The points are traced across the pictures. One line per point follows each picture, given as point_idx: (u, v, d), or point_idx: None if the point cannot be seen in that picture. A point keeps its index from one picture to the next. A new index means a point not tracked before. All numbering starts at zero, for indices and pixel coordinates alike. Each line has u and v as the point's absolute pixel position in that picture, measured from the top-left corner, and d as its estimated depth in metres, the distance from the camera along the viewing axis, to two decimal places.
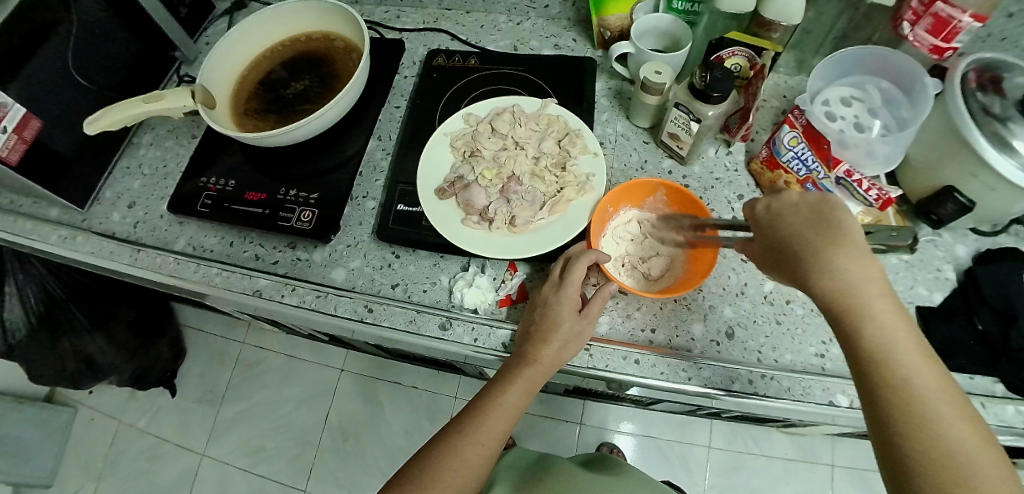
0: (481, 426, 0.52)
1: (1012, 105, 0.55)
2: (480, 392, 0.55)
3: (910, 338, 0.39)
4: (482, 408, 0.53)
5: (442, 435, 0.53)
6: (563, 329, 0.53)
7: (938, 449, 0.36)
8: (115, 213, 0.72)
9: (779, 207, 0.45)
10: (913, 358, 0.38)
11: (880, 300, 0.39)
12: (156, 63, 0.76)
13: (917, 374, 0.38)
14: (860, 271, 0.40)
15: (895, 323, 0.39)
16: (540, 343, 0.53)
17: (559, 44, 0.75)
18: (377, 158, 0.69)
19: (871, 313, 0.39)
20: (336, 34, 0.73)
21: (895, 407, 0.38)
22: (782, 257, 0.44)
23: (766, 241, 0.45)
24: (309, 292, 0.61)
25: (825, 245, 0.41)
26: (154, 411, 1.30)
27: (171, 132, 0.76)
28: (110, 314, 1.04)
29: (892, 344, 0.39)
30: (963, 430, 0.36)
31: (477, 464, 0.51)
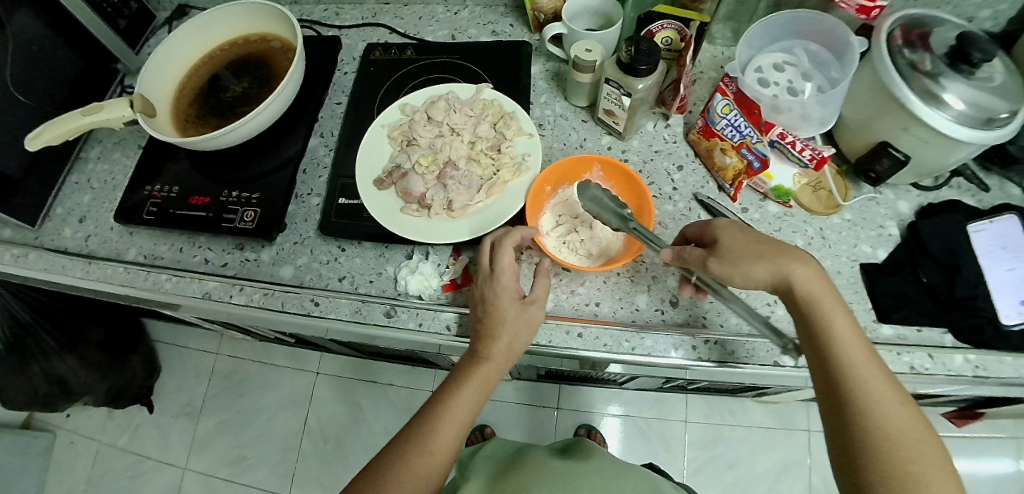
0: (435, 428, 0.50)
1: (939, 60, 0.57)
2: (433, 395, 0.53)
3: (859, 335, 0.45)
4: (435, 409, 0.52)
5: (401, 436, 0.51)
6: (514, 317, 0.52)
7: (883, 426, 0.41)
8: (66, 230, 0.71)
9: (736, 223, 0.51)
10: (863, 352, 0.44)
11: (835, 302, 0.46)
12: (98, 76, 0.75)
13: (868, 366, 0.43)
14: (818, 277, 0.47)
15: (845, 320, 0.46)
16: (493, 333, 0.52)
17: (496, 30, 0.76)
18: (320, 154, 0.69)
19: (831, 310, 0.45)
20: (272, 35, 0.74)
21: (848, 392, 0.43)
22: (751, 259, 0.48)
23: (733, 243, 0.49)
24: (256, 290, 0.61)
25: (786, 249, 0.48)
26: (136, 429, 1.30)
27: (118, 145, 0.75)
28: (79, 335, 1.04)
29: (845, 337, 0.45)
30: (905, 415, 0.41)
31: (436, 468, 0.49)
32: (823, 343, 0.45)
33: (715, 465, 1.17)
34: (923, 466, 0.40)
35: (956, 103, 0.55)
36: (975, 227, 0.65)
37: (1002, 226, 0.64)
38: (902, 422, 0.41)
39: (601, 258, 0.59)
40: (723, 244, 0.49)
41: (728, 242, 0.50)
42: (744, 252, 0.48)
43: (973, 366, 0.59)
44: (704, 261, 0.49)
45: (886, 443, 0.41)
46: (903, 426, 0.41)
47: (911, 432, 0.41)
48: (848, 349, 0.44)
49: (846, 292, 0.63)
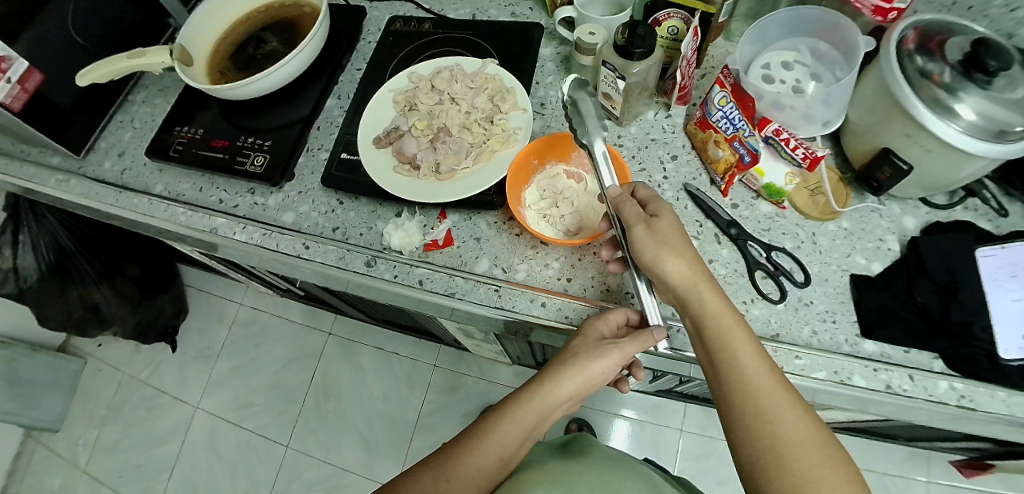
0: (479, 446, 0.53)
1: (953, 66, 0.53)
2: (483, 417, 0.56)
3: (755, 348, 0.46)
4: (483, 428, 0.54)
5: (454, 443, 0.55)
6: (601, 362, 0.51)
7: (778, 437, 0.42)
8: (107, 162, 0.78)
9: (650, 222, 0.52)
10: (758, 365, 0.45)
11: (731, 315, 0.47)
12: (151, 27, 0.83)
13: (762, 380, 0.44)
14: (713, 287, 0.48)
15: (738, 329, 0.46)
16: (571, 372, 0.53)
17: (515, 12, 0.78)
18: (335, 115, 0.74)
19: (725, 323, 0.46)
20: (305, 2, 0.79)
21: (742, 411, 0.44)
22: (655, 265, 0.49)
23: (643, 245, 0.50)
24: (257, 230, 0.66)
25: (685, 258, 0.49)
26: (160, 364, 1.41)
27: (162, 91, 0.83)
28: (115, 268, 1.14)
29: (740, 347, 0.46)
30: (799, 428, 0.42)
31: (477, 485, 0.52)
32: (719, 359, 0.46)
33: (705, 479, 1.15)
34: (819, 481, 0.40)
35: (968, 113, 0.52)
36: (984, 251, 0.61)
37: (1011, 253, 0.60)
38: (797, 435, 0.42)
39: (563, 229, 0.60)
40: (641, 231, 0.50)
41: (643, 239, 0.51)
42: (651, 250, 0.49)
43: (958, 394, 0.56)
44: (633, 222, 0.50)
45: (778, 461, 0.41)
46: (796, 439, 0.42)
47: (805, 444, 0.41)
48: (741, 360, 0.45)
49: (833, 301, 0.61)
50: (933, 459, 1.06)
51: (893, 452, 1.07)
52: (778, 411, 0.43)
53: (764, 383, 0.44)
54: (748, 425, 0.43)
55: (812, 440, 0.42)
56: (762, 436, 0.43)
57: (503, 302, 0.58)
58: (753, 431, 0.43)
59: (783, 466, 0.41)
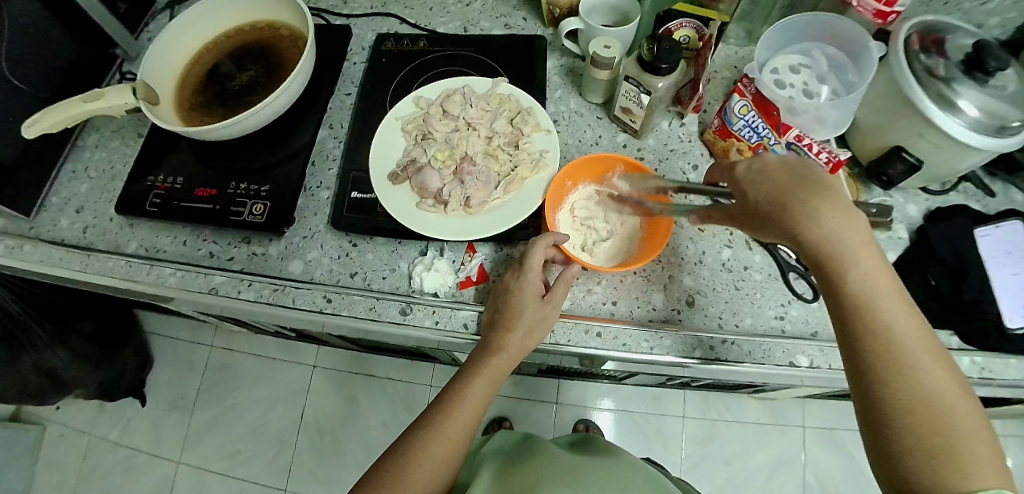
0: (453, 414, 0.51)
1: (955, 66, 0.56)
2: (449, 382, 0.54)
3: (890, 285, 0.39)
4: (454, 394, 0.52)
5: (407, 434, 0.51)
6: (526, 315, 0.52)
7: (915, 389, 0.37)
8: (63, 220, 0.68)
9: (762, 165, 0.43)
10: (896, 308, 0.38)
11: (865, 251, 0.39)
12: (96, 61, 0.72)
13: (900, 325, 0.38)
14: (846, 221, 0.39)
15: (876, 268, 0.39)
16: (504, 332, 0.52)
17: (509, 23, 0.75)
18: (330, 147, 0.68)
19: (858, 263, 0.39)
20: (280, 22, 0.72)
21: (876, 354, 0.38)
22: (768, 211, 0.41)
23: (751, 197, 0.43)
24: (266, 286, 0.60)
25: (811, 198, 0.40)
26: (128, 423, 1.27)
27: (117, 133, 0.73)
28: (70, 326, 1.01)
29: (875, 291, 0.39)
30: (939, 378, 0.37)
31: (441, 473, 0.49)
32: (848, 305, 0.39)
33: (711, 461, 1.15)
34: (965, 433, 0.35)
35: (969, 109, 0.55)
36: (983, 231, 0.65)
37: (1006, 231, 0.64)
38: (936, 387, 0.37)
39: (617, 258, 0.60)
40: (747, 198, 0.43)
41: (755, 187, 0.43)
42: (762, 208, 0.42)
43: (979, 367, 0.59)
44: (737, 181, 0.44)
45: (918, 412, 0.36)
46: (938, 392, 0.36)
47: (948, 396, 0.36)
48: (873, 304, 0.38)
49: None
50: None
51: None
52: (918, 360, 0.37)
53: (902, 326, 0.38)
54: (883, 377, 0.37)
55: (951, 393, 0.37)
56: (898, 390, 0.37)
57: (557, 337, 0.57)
58: (887, 380, 0.37)
59: (924, 418, 0.36)
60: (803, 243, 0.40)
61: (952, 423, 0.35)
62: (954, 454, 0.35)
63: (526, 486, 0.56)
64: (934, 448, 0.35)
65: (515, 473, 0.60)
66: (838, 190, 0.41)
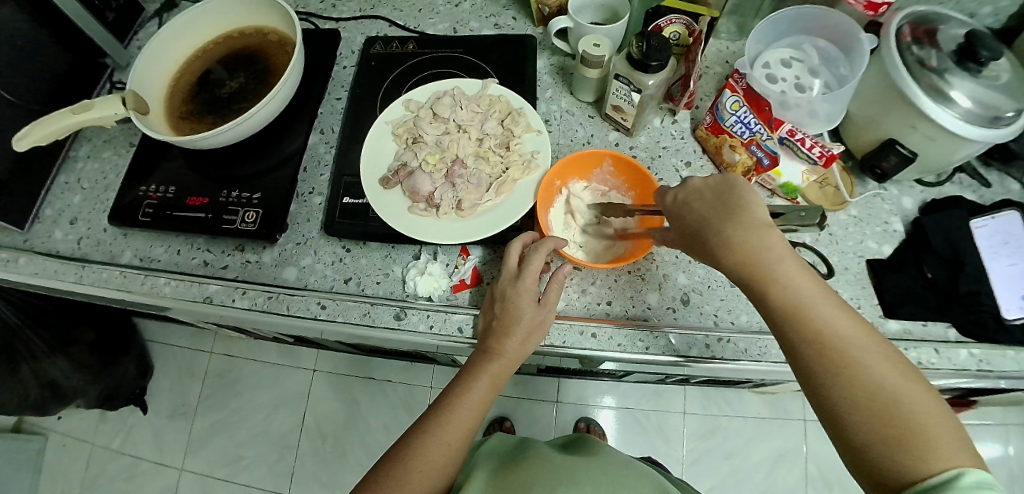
0: (451, 420, 0.51)
1: (948, 57, 0.56)
2: (447, 388, 0.54)
3: (822, 293, 0.41)
4: (452, 399, 0.52)
5: (404, 439, 0.51)
6: (525, 320, 0.52)
7: (866, 385, 0.38)
8: (57, 231, 0.68)
9: (684, 193, 0.48)
10: (832, 313, 0.40)
11: (790, 264, 0.42)
12: (87, 71, 0.72)
13: (838, 326, 0.39)
14: (760, 236, 0.42)
15: (803, 279, 0.41)
16: (503, 336, 0.53)
17: (498, 23, 0.75)
18: (321, 152, 0.68)
19: (784, 271, 0.41)
20: (268, 28, 0.72)
21: (820, 356, 0.39)
22: (696, 237, 0.46)
23: (679, 225, 0.48)
24: (260, 294, 0.60)
25: (723, 221, 0.44)
26: (130, 430, 1.28)
27: (108, 143, 0.72)
28: (69, 336, 1.02)
29: (810, 299, 0.41)
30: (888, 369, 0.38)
31: (440, 477, 0.49)
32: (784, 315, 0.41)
33: (713, 456, 1.15)
34: (924, 424, 0.36)
35: (963, 101, 0.55)
36: (980, 222, 0.65)
37: (1003, 222, 0.64)
38: (889, 381, 0.38)
39: (609, 255, 0.60)
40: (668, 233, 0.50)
41: (681, 217, 0.48)
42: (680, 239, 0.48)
43: (977, 360, 0.59)
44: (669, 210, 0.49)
45: (869, 407, 0.37)
46: (890, 383, 0.37)
47: (898, 385, 0.38)
48: (808, 310, 0.40)
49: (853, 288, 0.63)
50: None
51: None
52: (864, 356, 0.38)
53: (841, 328, 0.39)
54: (830, 376, 0.39)
55: (904, 384, 0.38)
56: (849, 391, 0.38)
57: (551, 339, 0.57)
58: (837, 380, 0.38)
59: (879, 414, 0.37)
60: (724, 262, 0.44)
61: (908, 414, 0.36)
62: (912, 441, 0.36)
63: (520, 487, 0.56)
64: (891, 438, 0.36)
65: (512, 474, 0.60)
66: (755, 207, 0.44)
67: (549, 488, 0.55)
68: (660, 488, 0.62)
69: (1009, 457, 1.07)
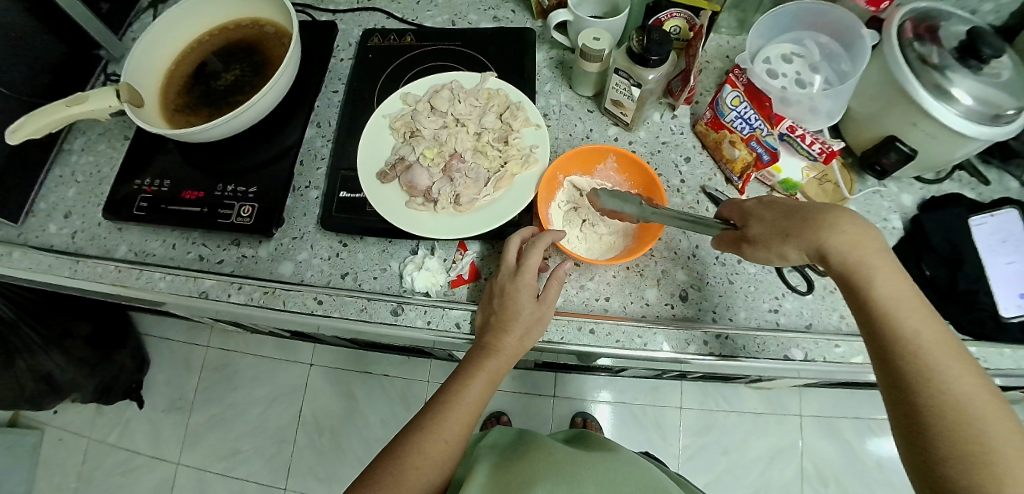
0: (449, 417, 0.51)
1: (949, 54, 0.56)
2: (445, 385, 0.53)
3: (915, 300, 0.42)
4: (449, 397, 0.52)
5: (402, 435, 0.51)
6: (523, 316, 0.52)
7: (947, 394, 0.39)
8: (51, 225, 0.67)
9: (772, 197, 0.50)
10: (921, 320, 0.41)
11: (888, 266, 0.43)
12: (80, 63, 0.71)
13: (925, 333, 0.41)
14: (863, 235, 0.43)
15: (897, 283, 0.43)
16: (500, 332, 0.52)
17: (497, 16, 0.74)
18: (317, 146, 0.67)
19: (878, 272, 0.43)
20: (265, 20, 0.71)
21: (903, 359, 0.41)
22: (788, 227, 0.47)
23: (771, 218, 0.48)
24: (256, 289, 0.59)
25: (827, 214, 0.45)
26: (126, 424, 1.28)
27: (103, 135, 0.72)
28: (65, 330, 1.01)
29: (898, 303, 0.42)
30: (970, 382, 0.39)
31: (438, 474, 0.49)
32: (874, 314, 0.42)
33: (710, 451, 1.15)
34: (999, 444, 0.37)
35: (964, 98, 0.54)
36: (978, 220, 0.64)
37: (1001, 220, 0.64)
38: (969, 394, 0.39)
39: (614, 250, 0.59)
40: (752, 227, 0.50)
41: (759, 221, 0.49)
42: (773, 230, 0.47)
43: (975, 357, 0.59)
44: (756, 212, 0.50)
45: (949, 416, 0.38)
46: (969, 397, 0.38)
47: (977, 399, 0.38)
48: (897, 314, 0.42)
49: None
50: None
51: (873, 396, 1.15)
52: (948, 366, 0.40)
53: (927, 335, 0.41)
54: (912, 379, 0.40)
55: (983, 400, 0.38)
56: (929, 397, 0.39)
57: (549, 335, 0.57)
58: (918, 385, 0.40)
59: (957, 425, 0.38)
60: (821, 253, 0.44)
61: (985, 431, 0.37)
62: (985, 456, 0.36)
63: (520, 482, 0.56)
64: (966, 451, 0.37)
65: (513, 468, 0.60)
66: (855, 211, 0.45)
67: (550, 483, 0.54)
68: (661, 485, 0.62)
69: None
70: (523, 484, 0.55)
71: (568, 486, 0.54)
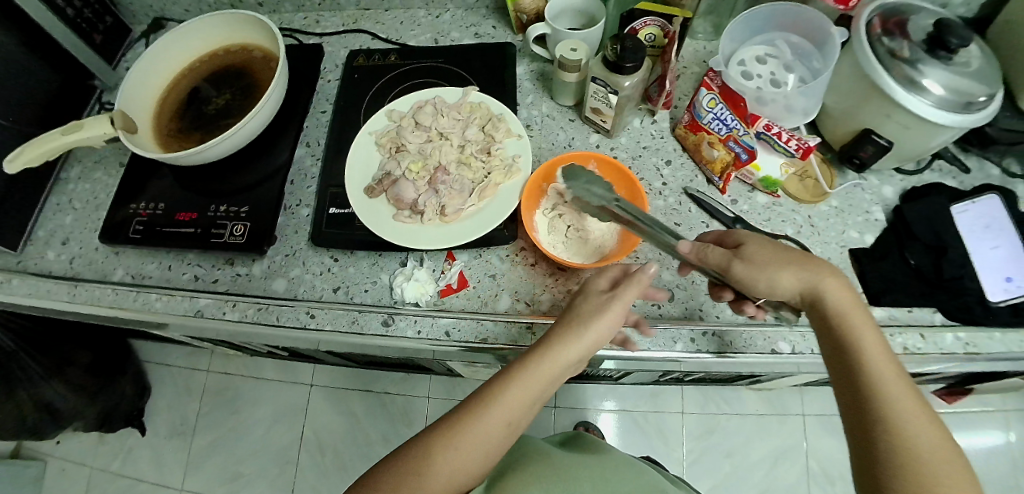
0: (466, 434, 0.45)
1: (919, 48, 0.57)
2: (479, 387, 0.48)
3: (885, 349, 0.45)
4: (485, 399, 0.47)
5: (425, 436, 0.46)
6: (599, 315, 0.48)
7: (906, 436, 0.41)
8: (49, 252, 0.69)
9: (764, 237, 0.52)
10: (889, 367, 0.44)
11: (861, 313, 0.46)
12: (75, 93, 0.74)
13: (891, 377, 0.43)
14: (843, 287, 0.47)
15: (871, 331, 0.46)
16: (569, 336, 0.48)
17: (479, 32, 0.76)
18: (307, 165, 0.69)
19: (853, 317, 0.46)
20: (253, 45, 0.74)
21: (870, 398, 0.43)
22: (777, 261, 0.49)
23: (763, 250, 0.50)
24: (250, 306, 0.60)
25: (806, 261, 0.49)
26: (129, 451, 1.28)
27: (99, 163, 0.73)
28: (66, 358, 1.02)
29: (871, 348, 0.45)
30: (925, 423, 0.41)
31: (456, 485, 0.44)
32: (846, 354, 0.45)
33: (713, 456, 1.15)
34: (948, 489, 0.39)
35: (935, 88, 0.55)
36: (959, 208, 0.65)
37: (983, 207, 0.65)
38: (927, 439, 0.40)
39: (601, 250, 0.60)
40: (745, 249, 0.50)
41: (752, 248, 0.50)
42: (766, 256, 0.49)
43: (964, 344, 0.59)
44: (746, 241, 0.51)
45: (905, 455, 0.40)
46: (926, 441, 0.40)
47: (934, 446, 0.40)
48: (868, 357, 0.44)
49: None
50: None
51: None
52: (909, 410, 0.42)
53: (893, 379, 0.43)
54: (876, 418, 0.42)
55: (939, 447, 0.40)
56: (890, 437, 0.41)
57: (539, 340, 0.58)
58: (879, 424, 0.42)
59: (913, 466, 0.40)
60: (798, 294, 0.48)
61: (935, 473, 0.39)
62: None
63: (515, 480, 0.56)
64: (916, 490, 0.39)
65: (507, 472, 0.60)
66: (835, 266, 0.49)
67: (544, 484, 0.55)
68: (656, 487, 0.61)
69: (1011, 444, 1.07)
70: (519, 483, 0.56)
71: (562, 488, 0.54)
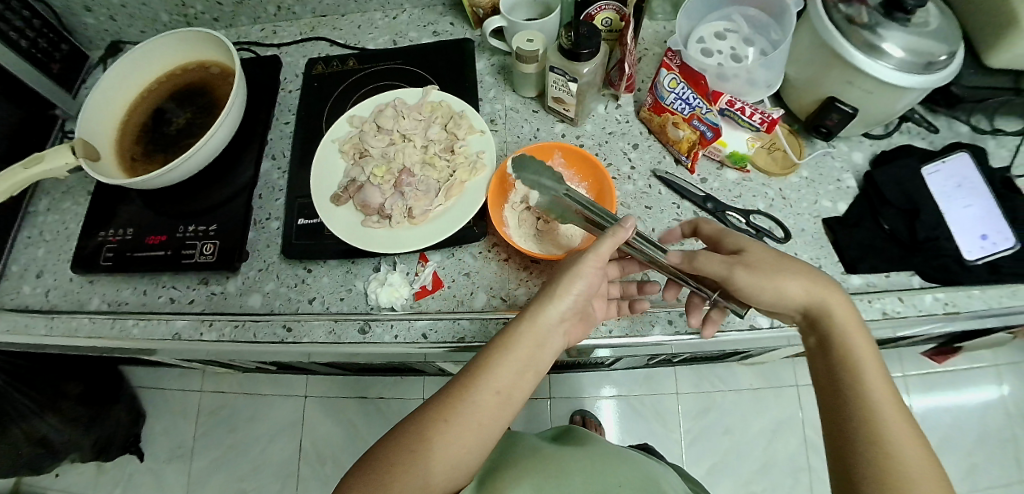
0: (459, 412, 0.45)
1: (876, 11, 0.56)
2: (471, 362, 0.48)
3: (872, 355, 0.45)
4: (476, 372, 0.47)
5: (412, 419, 0.46)
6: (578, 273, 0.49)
7: (884, 436, 0.41)
8: (24, 286, 0.68)
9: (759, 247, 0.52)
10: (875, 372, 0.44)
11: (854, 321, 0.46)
12: (37, 125, 0.73)
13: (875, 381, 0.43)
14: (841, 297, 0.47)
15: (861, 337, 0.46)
16: (549, 299, 0.49)
17: (437, 30, 0.76)
18: (274, 178, 0.69)
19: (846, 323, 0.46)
20: (210, 62, 0.73)
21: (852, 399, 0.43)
22: (783, 266, 0.48)
23: (759, 258, 0.50)
24: (226, 324, 0.60)
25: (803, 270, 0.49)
26: (131, 477, 1.28)
27: (67, 193, 0.73)
28: (58, 391, 1.02)
29: (859, 354, 0.45)
30: (906, 429, 0.41)
31: (452, 467, 0.44)
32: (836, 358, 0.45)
33: (712, 434, 1.15)
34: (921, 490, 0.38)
35: (895, 51, 0.55)
36: (931, 169, 0.65)
37: (955, 165, 0.64)
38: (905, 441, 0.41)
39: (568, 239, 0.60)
40: (750, 256, 0.50)
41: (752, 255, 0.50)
42: (772, 264, 0.49)
43: (943, 304, 0.59)
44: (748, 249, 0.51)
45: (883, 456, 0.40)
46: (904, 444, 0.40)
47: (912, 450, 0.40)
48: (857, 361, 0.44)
49: (811, 250, 0.63)
50: (905, 355, 1.11)
51: None
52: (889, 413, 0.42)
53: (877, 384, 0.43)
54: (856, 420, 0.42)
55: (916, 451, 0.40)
56: (869, 437, 0.41)
57: None
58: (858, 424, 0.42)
59: (888, 466, 0.40)
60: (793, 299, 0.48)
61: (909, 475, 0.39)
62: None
63: (507, 476, 0.57)
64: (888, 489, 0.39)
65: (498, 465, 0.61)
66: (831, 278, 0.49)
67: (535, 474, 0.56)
68: (650, 476, 0.61)
69: (1005, 397, 1.07)
70: (510, 475, 0.57)
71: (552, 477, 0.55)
